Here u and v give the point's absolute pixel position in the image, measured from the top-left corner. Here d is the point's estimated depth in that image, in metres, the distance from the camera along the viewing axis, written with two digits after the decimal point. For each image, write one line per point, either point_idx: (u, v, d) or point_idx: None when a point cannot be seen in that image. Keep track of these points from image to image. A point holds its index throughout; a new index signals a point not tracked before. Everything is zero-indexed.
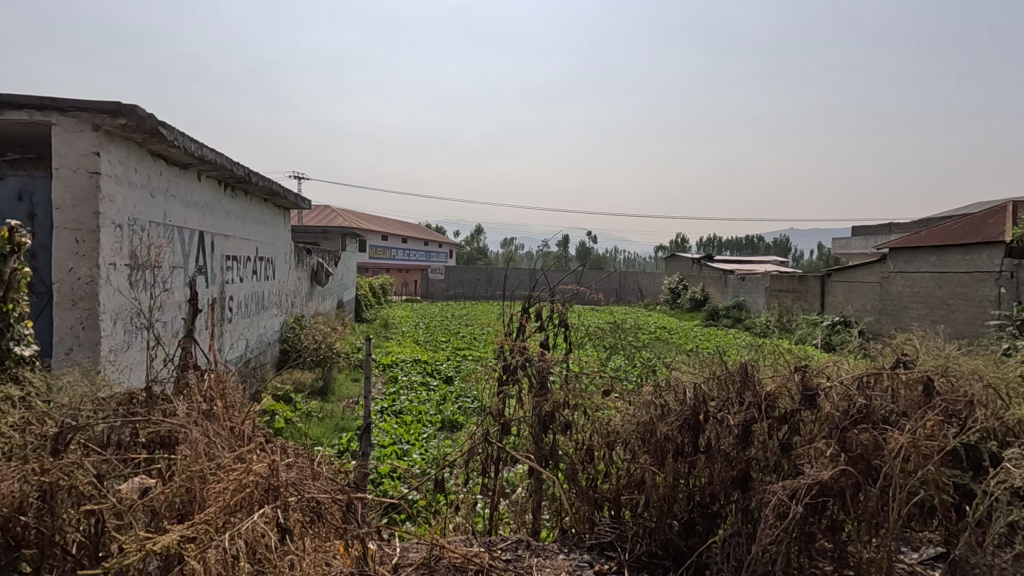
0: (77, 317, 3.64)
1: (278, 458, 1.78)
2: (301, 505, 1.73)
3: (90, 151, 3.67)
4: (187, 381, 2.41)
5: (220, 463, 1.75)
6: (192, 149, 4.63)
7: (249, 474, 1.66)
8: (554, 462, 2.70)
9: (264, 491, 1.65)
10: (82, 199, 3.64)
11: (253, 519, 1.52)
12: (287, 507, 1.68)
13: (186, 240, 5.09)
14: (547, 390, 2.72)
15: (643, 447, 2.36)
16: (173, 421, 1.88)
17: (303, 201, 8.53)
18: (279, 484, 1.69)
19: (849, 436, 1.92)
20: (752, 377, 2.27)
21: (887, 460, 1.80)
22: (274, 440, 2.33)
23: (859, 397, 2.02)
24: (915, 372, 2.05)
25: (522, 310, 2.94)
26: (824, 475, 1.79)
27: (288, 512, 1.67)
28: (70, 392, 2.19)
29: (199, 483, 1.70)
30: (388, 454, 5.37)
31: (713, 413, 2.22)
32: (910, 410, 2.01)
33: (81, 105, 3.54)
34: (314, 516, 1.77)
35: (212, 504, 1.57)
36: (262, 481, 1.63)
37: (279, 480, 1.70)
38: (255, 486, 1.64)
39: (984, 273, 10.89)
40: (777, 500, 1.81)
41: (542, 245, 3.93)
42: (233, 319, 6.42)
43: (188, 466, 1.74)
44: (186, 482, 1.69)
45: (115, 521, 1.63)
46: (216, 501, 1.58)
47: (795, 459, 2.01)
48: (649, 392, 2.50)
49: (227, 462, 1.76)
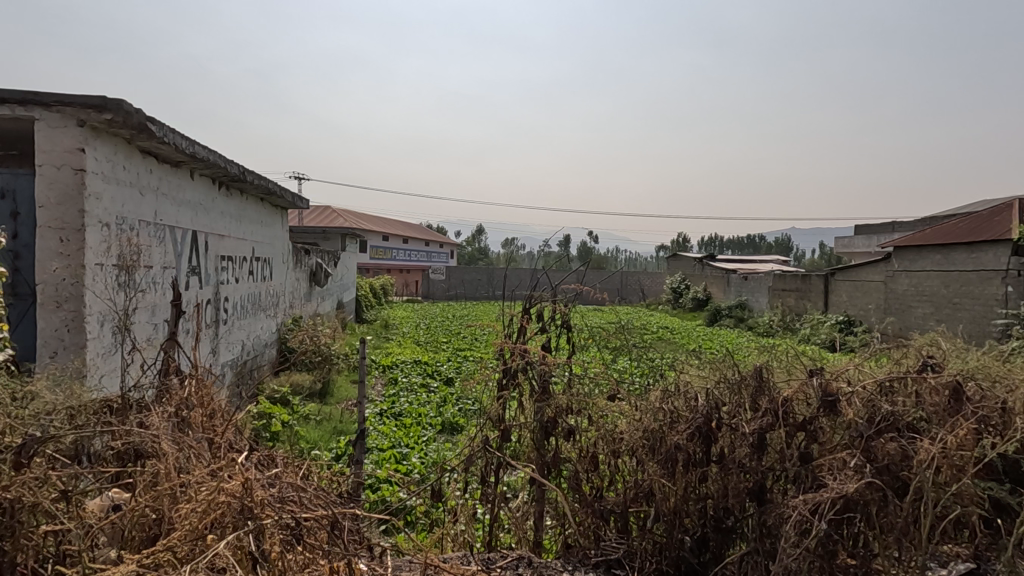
0: (62, 319, 3.52)
1: (256, 476, 1.64)
2: (278, 527, 1.58)
3: (75, 147, 3.53)
4: (167, 386, 2.27)
5: (195, 479, 1.62)
6: (183, 145, 4.50)
7: (220, 493, 1.53)
8: (556, 471, 2.58)
9: (237, 513, 1.51)
10: (66, 197, 3.51)
11: (220, 545, 1.39)
12: (266, 535, 1.53)
13: (178, 239, 4.96)
14: (549, 395, 2.60)
15: (651, 456, 2.22)
16: (145, 432, 1.74)
17: (301, 200, 8.43)
18: (254, 504, 1.53)
19: (874, 445, 1.79)
20: (766, 384, 2.15)
21: (917, 473, 1.67)
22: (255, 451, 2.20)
23: (884, 403, 1.89)
24: (943, 377, 1.91)
25: (522, 311, 2.81)
26: (848, 489, 1.67)
27: (264, 537, 1.53)
28: (42, 398, 2.07)
29: (170, 502, 1.57)
30: (386, 459, 5.26)
31: (725, 420, 2.10)
32: (941, 417, 1.88)
33: (64, 99, 3.41)
34: (292, 541, 1.61)
35: (177, 528, 1.46)
36: (235, 502, 1.49)
37: (255, 499, 1.55)
38: (227, 506, 1.51)
39: (990, 272, 10.75)
40: (798, 515, 1.69)
41: (544, 245, 3.80)
42: (229, 321, 6.30)
43: (161, 483, 1.62)
44: (154, 502, 1.56)
45: (78, 543, 1.51)
46: (183, 524, 1.48)
47: (815, 470, 1.87)
48: (658, 398, 2.38)
49: (200, 478, 1.61)
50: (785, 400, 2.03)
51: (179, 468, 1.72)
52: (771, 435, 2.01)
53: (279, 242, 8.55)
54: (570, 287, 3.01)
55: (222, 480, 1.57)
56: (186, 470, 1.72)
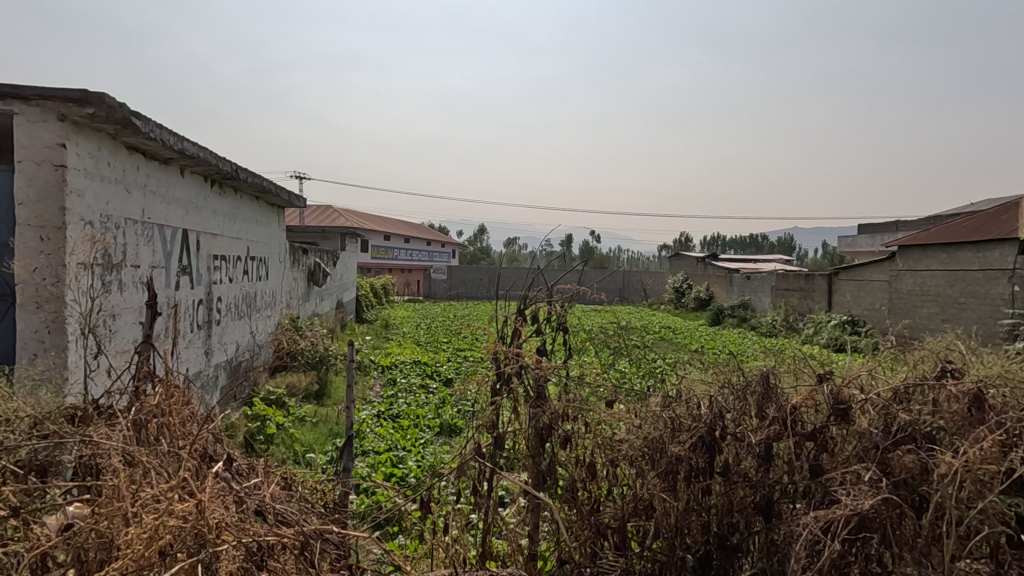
0: (42, 320, 3.39)
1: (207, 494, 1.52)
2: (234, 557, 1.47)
3: (55, 142, 3.41)
4: (140, 391, 2.13)
5: (154, 495, 1.51)
6: (171, 141, 4.38)
7: (168, 515, 1.42)
8: (552, 481, 2.45)
9: (191, 540, 1.41)
10: (46, 194, 3.39)
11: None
12: (219, 560, 1.43)
13: (167, 238, 4.84)
14: (544, 400, 2.46)
15: (651, 468, 2.08)
16: (100, 442, 1.61)
17: (298, 198, 8.30)
18: (207, 528, 1.43)
19: (890, 458, 1.67)
20: (772, 392, 2.03)
21: (939, 488, 1.55)
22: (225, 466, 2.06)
23: (901, 412, 1.76)
24: (964, 384, 1.78)
25: (517, 311, 2.68)
26: (862, 506, 1.55)
27: (218, 565, 1.43)
28: (4, 405, 1.96)
29: (122, 523, 1.44)
30: (382, 462, 5.14)
31: (730, 430, 1.97)
32: (963, 428, 1.75)
33: (44, 92, 3.28)
34: (252, 567, 1.50)
35: (120, 556, 1.35)
36: (185, 526, 1.39)
37: (208, 522, 1.44)
38: (176, 534, 1.40)
39: (997, 271, 10.61)
40: (809, 534, 1.57)
41: (545, 244, 3.67)
42: (222, 321, 6.18)
43: (116, 502, 1.49)
44: (104, 524, 1.43)
45: (27, 565, 1.39)
46: (123, 547, 1.38)
47: (826, 485, 1.75)
48: (658, 405, 2.26)
49: (156, 496, 1.50)
50: (792, 408, 1.91)
51: (140, 483, 1.59)
52: (777, 445, 1.89)
53: (275, 241, 8.42)
54: (567, 287, 2.89)
55: (172, 501, 1.46)
56: (147, 485, 1.60)
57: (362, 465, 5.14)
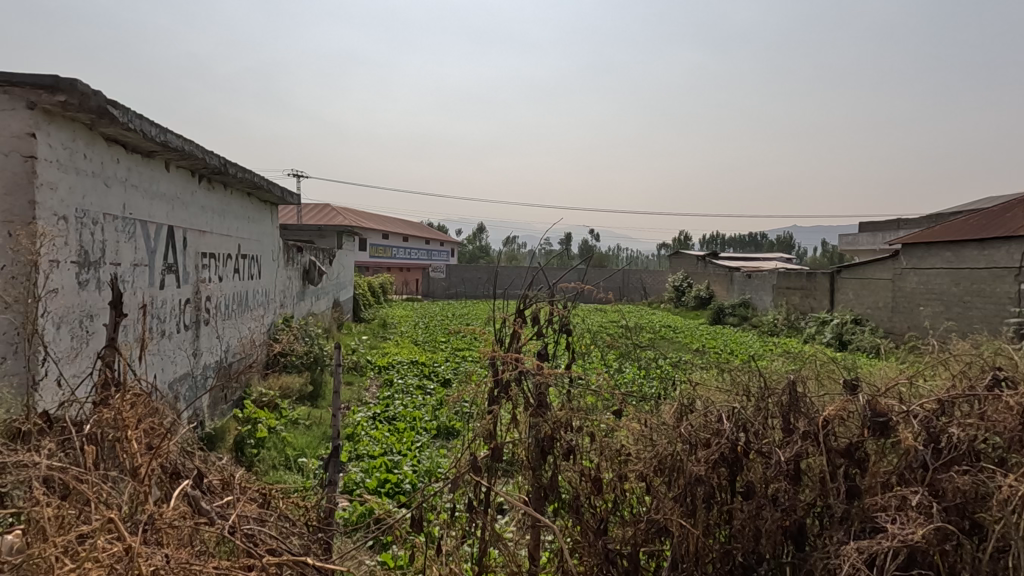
0: (11, 321, 3.16)
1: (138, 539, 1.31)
2: None
3: (24, 132, 3.21)
4: (97, 401, 1.93)
5: (89, 530, 1.31)
6: (153, 133, 4.18)
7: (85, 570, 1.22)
8: (555, 497, 2.26)
9: None
10: (14, 186, 3.18)
11: None
12: None
13: (151, 234, 4.64)
14: (545, 408, 2.26)
15: (667, 488, 1.89)
16: (30, 465, 1.43)
17: (292, 195, 8.10)
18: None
19: (941, 480, 1.49)
20: (799, 402, 1.84)
21: (1002, 516, 1.36)
22: (188, 493, 1.86)
23: (952, 428, 1.57)
24: (1019, 395, 1.59)
25: (517, 311, 2.46)
26: (914, 538, 1.37)
27: None
28: None
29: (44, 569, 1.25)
30: (376, 467, 4.94)
31: (755, 445, 1.79)
32: (1019, 443, 1.56)
33: (11, 78, 3.07)
34: None
35: None
36: None
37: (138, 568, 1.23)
38: None
39: (1003, 269, 10.41)
40: (850, 568, 1.39)
41: (545, 241, 3.46)
42: (211, 321, 5.99)
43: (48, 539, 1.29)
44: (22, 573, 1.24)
45: None
46: None
47: (867, 510, 1.56)
48: (673, 417, 2.07)
49: (88, 537, 1.31)
50: (825, 421, 1.73)
51: (70, 520, 1.40)
52: (808, 462, 1.72)
53: (268, 239, 8.21)
54: (570, 286, 2.69)
55: (99, 538, 1.29)
56: (80, 523, 1.40)
57: (355, 470, 4.94)
